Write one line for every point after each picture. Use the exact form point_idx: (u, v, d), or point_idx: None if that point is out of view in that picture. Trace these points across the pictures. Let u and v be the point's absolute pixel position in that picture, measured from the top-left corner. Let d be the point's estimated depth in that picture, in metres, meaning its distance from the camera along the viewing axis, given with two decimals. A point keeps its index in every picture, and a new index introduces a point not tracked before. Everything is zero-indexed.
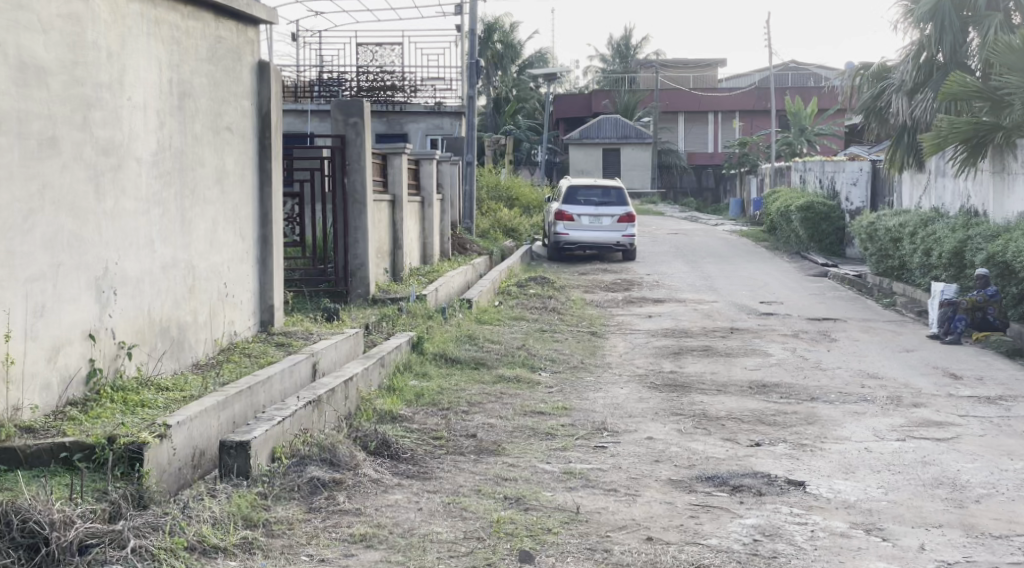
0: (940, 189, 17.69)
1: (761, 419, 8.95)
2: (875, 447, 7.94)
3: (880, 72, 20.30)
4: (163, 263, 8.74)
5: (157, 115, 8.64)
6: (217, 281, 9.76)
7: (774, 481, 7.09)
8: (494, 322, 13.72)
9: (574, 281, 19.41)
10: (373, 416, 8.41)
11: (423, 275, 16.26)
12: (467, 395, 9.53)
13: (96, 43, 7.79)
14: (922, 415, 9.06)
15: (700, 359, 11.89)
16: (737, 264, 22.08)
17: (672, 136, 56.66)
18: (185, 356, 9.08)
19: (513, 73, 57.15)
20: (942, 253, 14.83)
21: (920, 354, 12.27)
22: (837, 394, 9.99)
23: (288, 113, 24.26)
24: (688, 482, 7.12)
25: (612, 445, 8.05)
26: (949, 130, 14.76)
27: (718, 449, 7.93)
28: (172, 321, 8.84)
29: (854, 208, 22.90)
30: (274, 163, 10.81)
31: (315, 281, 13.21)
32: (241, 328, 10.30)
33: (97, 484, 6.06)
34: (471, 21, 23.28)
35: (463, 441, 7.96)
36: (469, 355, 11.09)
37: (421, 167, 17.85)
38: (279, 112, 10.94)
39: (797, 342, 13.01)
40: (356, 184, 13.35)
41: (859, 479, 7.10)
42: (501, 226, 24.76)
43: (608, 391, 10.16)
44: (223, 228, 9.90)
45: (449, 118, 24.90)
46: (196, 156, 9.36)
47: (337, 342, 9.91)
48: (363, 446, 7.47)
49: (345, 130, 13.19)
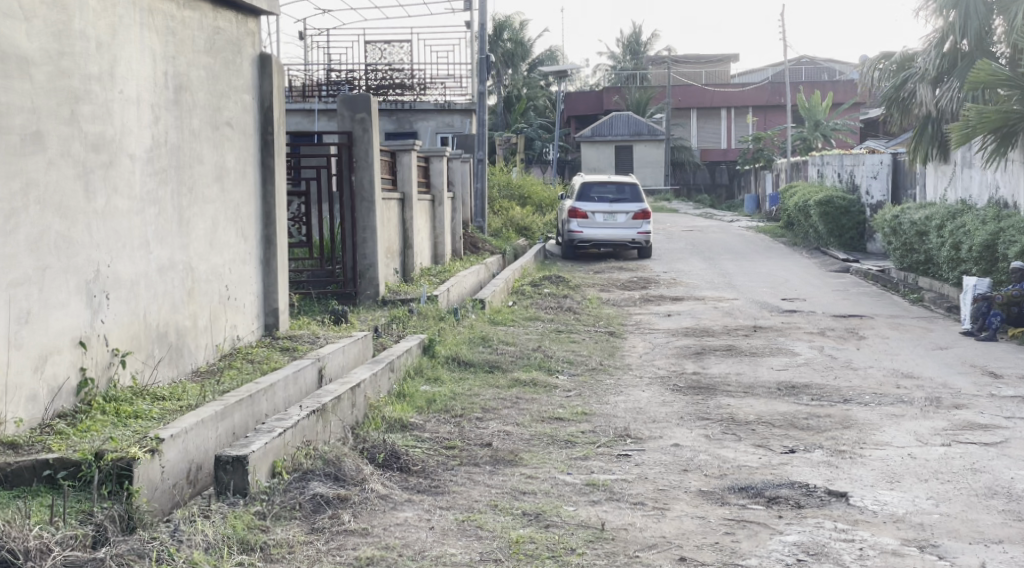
0: (967, 180, 17.15)
1: (794, 423, 8.45)
2: (919, 454, 7.46)
3: (903, 61, 19.74)
4: (159, 265, 8.27)
5: (152, 109, 8.16)
6: (218, 284, 9.29)
7: (814, 492, 6.61)
8: (508, 322, 13.23)
9: (590, 279, 18.93)
10: (382, 424, 7.95)
11: (434, 275, 15.79)
12: (482, 400, 9.05)
13: (84, 32, 7.32)
14: (965, 418, 8.58)
15: (724, 359, 11.39)
16: (756, 260, 21.54)
17: (685, 133, 56.07)
18: (185, 363, 8.61)
19: (524, 71, 57.27)
20: (973, 246, 14.32)
21: (955, 351, 11.76)
22: (872, 396, 9.50)
23: (295, 112, 23.80)
24: (720, 494, 6.63)
25: (637, 454, 7.56)
26: (977, 120, 14.17)
27: (750, 457, 7.43)
28: (170, 326, 8.38)
29: (875, 202, 22.38)
30: (277, 160, 10.35)
31: (321, 282, 12.75)
32: (245, 332, 9.84)
33: (82, 505, 5.59)
34: (480, 17, 22.83)
35: (478, 450, 7.48)
36: (484, 358, 10.62)
37: (430, 164, 17.41)
38: (282, 106, 10.47)
39: (824, 340, 12.50)
40: (364, 182, 12.88)
41: (905, 490, 6.61)
42: (514, 224, 24.29)
43: (629, 394, 9.67)
44: (224, 228, 9.43)
45: (459, 116, 24.43)
46: (195, 153, 8.89)
47: (345, 346, 9.45)
48: (371, 458, 6.99)
49: (352, 126, 12.81)
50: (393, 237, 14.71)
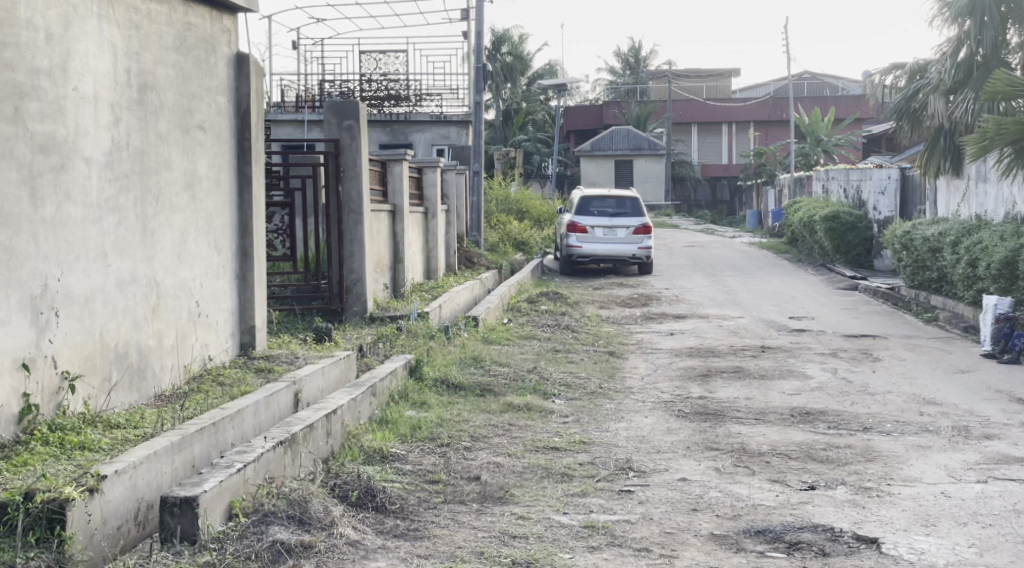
0: (981, 195, 16.50)
1: (811, 455, 7.76)
2: (953, 492, 6.81)
3: (915, 71, 19.09)
4: (119, 278, 7.54)
5: (112, 109, 7.45)
6: (187, 299, 8.59)
7: (840, 537, 6.00)
8: (503, 341, 12.52)
9: (588, 296, 18.21)
10: (360, 455, 7.24)
11: (427, 291, 15.11)
12: (472, 427, 8.33)
13: (31, 22, 6.64)
14: (998, 450, 7.92)
15: (732, 382, 10.68)
16: (760, 277, 20.82)
17: (686, 148, 55.42)
18: (148, 387, 7.90)
19: (523, 85, 56.48)
20: (990, 263, 13.63)
21: (978, 375, 11.08)
22: (894, 424, 8.81)
23: (287, 123, 23.17)
24: (735, 538, 5.99)
25: (640, 489, 6.85)
26: (994, 131, 13.47)
27: (766, 495, 6.72)
28: (131, 346, 7.66)
29: (882, 218, 21.50)
30: (255, 168, 9.66)
31: (307, 299, 12.01)
32: (217, 352, 9.13)
33: (2, 556, 4.94)
34: (477, 26, 22.21)
35: (465, 485, 6.77)
36: (475, 381, 9.92)
37: (424, 175, 16.68)
38: (261, 110, 9.79)
39: (836, 362, 11.81)
40: (351, 193, 12.24)
41: (943, 535, 6.00)
42: (511, 239, 23.59)
43: (631, 421, 8.96)
44: (194, 239, 8.73)
45: (455, 128, 23.71)
46: (162, 158, 8.19)
47: (325, 368, 8.75)
48: (342, 497, 6.27)
49: (339, 134, 12.13)
50: (382, 250, 13.97)
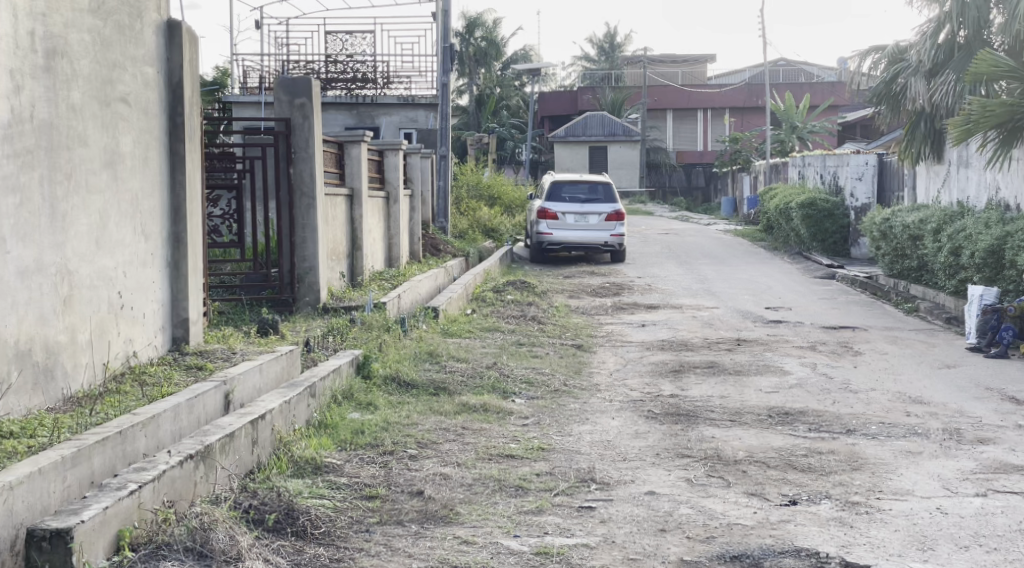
0: (963, 181, 15.84)
1: (792, 463, 7.02)
2: (951, 507, 6.10)
3: (894, 53, 18.25)
4: (22, 268, 6.74)
5: (12, 76, 6.64)
6: (106, 290, 7.78)
7: (826, 564, 5.28)
8: (463, 334, 11.75)
9: (558, 285, 17.44)
10: (290, 467, 6.48)
11: (386, 280, 14.33)
12: (420, 432, 7.55)
13: None
14: (995, 457, 7.22)
15: (706, 379, 9.95)
16: (735, 266, 20.06)
17: (660, 134, 54.70)
18: (57, 388, 7.10)
19: (496, 70, 55.59)
20: (974, 252, 12.95)
21: (966, 371, 10.39)
22: (881, 426, 8.10)
23: (248, 105, 22.30)
24: (707, 565, 5.28)
25: (602, 506, 6.10)
26: (979, 114, 12.67)
27: (743, 512, 5.97)
28: (36, 341, 6.86)
29: (860, 205, 20.74)
30: (188, 147, 8.85)
31: (256, 288, 11.27)
32: (145, 348, 8.34)
33: None
34: (444, 4, 21.39)
35: (405, 501, 6.03)
36: (428, 378, 9.15)
37: (385, 158, 15.85)
38: (194, 83, 8.98)
39: (816, 357, 11.08)
40: (304, 175, 11.29)
41: (943, 563, 5.30)
42: (480, 226, 22.77)
43: (597, 423, 8.20)
44: (116, 223, 7.92)
45: (424, 111, 22.93)
46: (75, 132, 7.37)
47: (263, 365, 7.95)
48: (258, 520, 5.59)
49: (290, 113, 11.22)
50: (338, 236, 13.15)
